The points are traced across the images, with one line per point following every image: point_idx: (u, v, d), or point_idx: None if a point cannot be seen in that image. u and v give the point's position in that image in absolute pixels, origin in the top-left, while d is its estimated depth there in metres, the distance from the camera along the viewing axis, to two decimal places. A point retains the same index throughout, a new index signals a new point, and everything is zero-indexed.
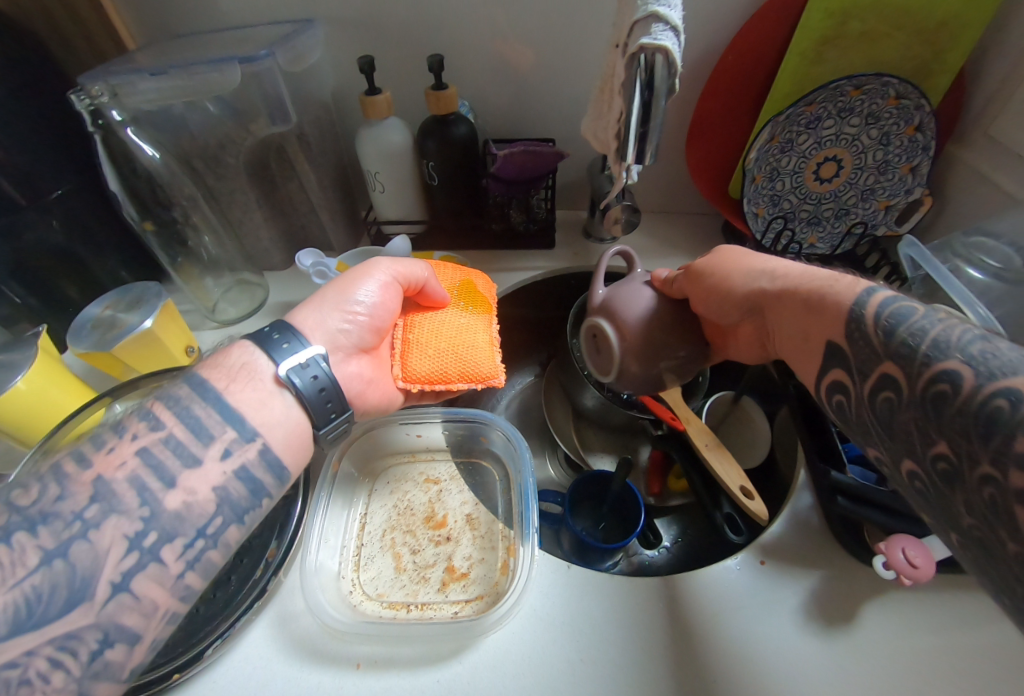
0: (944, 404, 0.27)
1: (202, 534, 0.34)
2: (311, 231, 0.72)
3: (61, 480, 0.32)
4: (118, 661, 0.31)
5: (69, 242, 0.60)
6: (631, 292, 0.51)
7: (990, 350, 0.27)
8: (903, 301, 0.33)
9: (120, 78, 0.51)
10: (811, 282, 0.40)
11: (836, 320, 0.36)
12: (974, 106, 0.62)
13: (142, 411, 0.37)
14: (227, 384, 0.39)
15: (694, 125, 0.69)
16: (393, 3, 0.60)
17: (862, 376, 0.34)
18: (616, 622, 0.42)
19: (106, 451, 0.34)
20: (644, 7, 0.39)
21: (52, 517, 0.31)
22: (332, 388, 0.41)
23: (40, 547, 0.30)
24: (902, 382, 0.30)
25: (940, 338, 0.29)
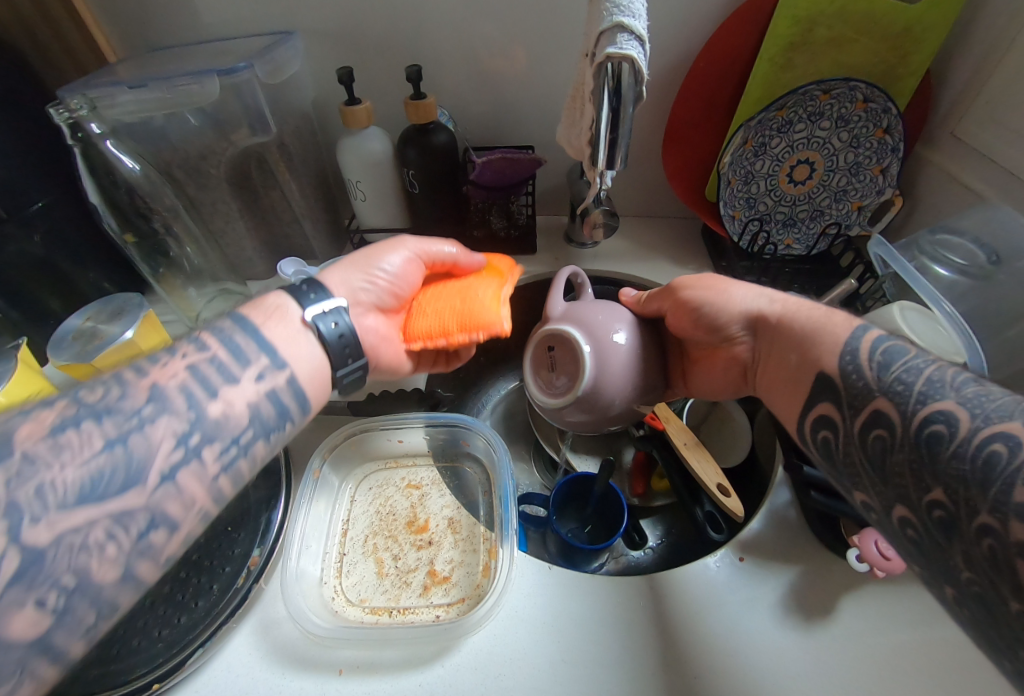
0: (940, 445, 0.28)
1: (238, 441, 0.36)
2: (293, 240, 0.73)
3: (121, 383, 0.34)
4: (161, 547, 0.31)
5: (50, 255, 0.60)
6: (597, 314, 0.47)
7: (984, 392, 0.29)
8: (896, 343, 0.35)
9: (100, 91, 0.52)
10: (806, 314, 0.42)
11: (834, 348, 0.37)
12: (940, 108, 0.64)
13: (190, 337, 0.39)
14: (266, 318, 0.41)
15: (669, 130, 0.70)
16: (370, 15, 0.62)
17: (852, 411, 0.34)
18: (597, 622, 0.43)
19: (160, 364, 0.36)
20: (609, 18, 0.40)
21: (115, 410, 0.32)
22: (351, 336, 0.43)
23: (105, 433, 0.31)
24: (895, 421, 0.31)
25: (934, 377, 0.31)
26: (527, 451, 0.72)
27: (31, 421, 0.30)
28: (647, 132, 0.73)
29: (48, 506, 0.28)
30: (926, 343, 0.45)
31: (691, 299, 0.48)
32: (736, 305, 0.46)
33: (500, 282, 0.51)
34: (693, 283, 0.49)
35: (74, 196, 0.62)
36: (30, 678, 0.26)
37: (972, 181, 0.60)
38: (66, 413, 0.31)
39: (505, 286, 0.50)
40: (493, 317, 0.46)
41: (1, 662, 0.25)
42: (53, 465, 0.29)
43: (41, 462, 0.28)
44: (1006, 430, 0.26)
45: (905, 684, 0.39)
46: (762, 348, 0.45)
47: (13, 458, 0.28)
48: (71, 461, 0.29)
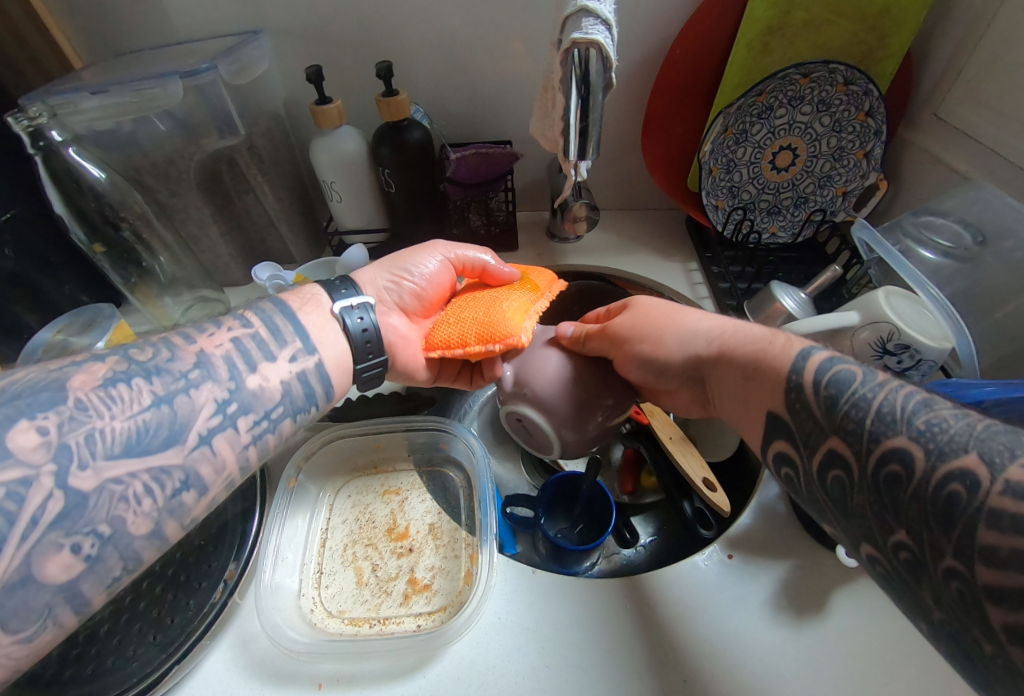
0: (898, 487, 0.26)
1: (268, 416, 0.36)
2: (271, 245, 0.72)
3: (172, 346, 0.34)
4: (188, 507, 0.32)
5: (23, 268, 0.58)
6: (539, 361, 0.48)
7: (936, 420, 0.26)
8: (841, 363, 0.32)
9: (61, 98, 0.50)
10: (745, 347, 0.38)
11: (777, 384, 0.34)
12: (923, 89, 0.63)
13: (240, 312, 0.39)
14: (305, 305, 0.42)
15: (649, 120, 0.69)
16: (337, 11, 0.60)
17: (807, 449, 0.32)
18: (582, 625, 0.41)
19: (211, 333, 0.36)
20: (575, 2, 0.39)
21: (164, 370, 0.33)
22: (375, 332, 0.43)
23: (153, 391, 0.31)
24: (850, 460, 0.29)
25: (883, 409, 0.28)
26: (514, 452, 0.70)
27: (85, 370, 0.31)
28: (627, 122, 0.72)
29: (96, 454, 0.28)
30: (914, 327, 0.43)
31: (629, 344, 0.45)
32: (673, 342, 0.43)
33: (532, 297, 0.48)
34: (628, 322, 0.46)
35: (43, 208, 0.60)
36: (54, 622, 0.27)
37: (957, 162, 0.59)
38: (120, 367, 0.32)
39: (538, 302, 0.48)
40: (512, 325, 0.44)
41: (31, 602, 0.26)
42: (104, 415, 0.29)
43: (92, 412, 0.29)
44: (961, 468, 0.24)
45: (900, 678, 0.38)
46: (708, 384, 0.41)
47: (69, 405, 0.29)
48: (121, 414, 0.30)
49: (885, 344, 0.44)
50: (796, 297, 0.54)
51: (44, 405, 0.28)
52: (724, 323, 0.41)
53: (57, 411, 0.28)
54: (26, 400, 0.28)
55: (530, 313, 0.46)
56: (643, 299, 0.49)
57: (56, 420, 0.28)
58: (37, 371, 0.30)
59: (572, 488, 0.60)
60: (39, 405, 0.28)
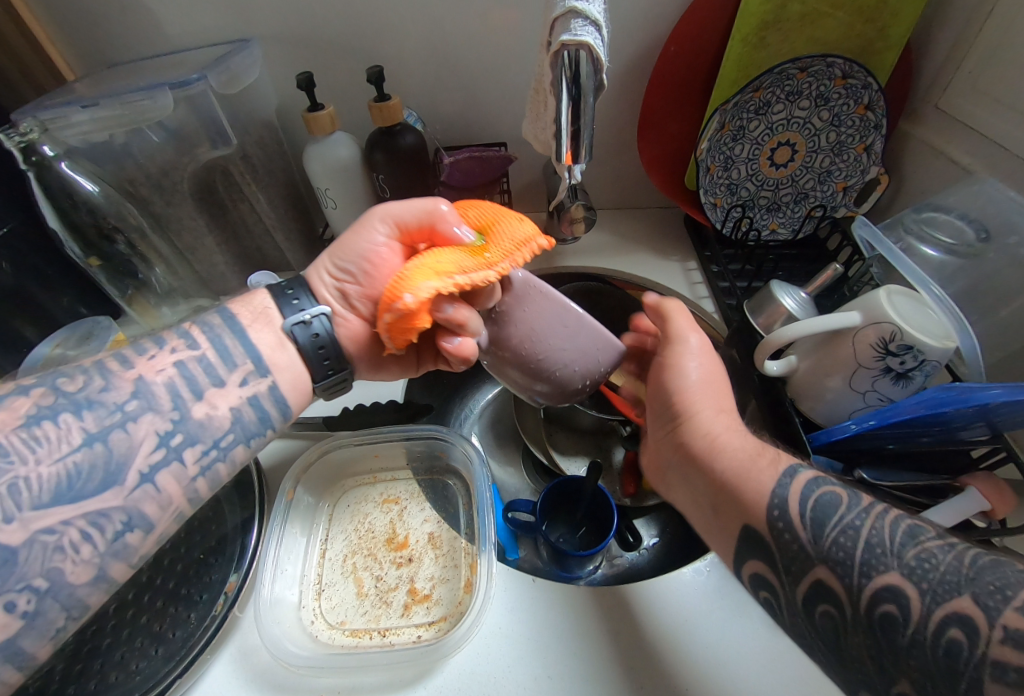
0: (895, 632, 0.28)
1: (216, 445, 0.36)
2: (267, 253, 0.71)
3: (106, 373, 0.34)
4: (134, 546, 0.33)
5: (20, 282, 0.58)
6: (531, 314, 0.40)
7: (925, 557, 0.29)
8: (825, 488, 0.34)
9: (52, 113, 0.50)
10: (733, 457, 0.37)
11: (756, 506, 0.34)
12: (923, 81, 0.62)
13: (181, 328, 0.39)
14: (254, 320, 0.41)
15: (644, 117, 0.68)
16: (327, 17, 0.60)
17: (790, 576, 0.33)
18: (586, 635, 0.41)
19: (150, 358, 0.36)
20: (564, 3, 0.39)
21: (97, 404, 0.33)
22: (330, 342, 0.41)
23: (84, 428, 0.32)
24: (840, 595, 0.30)
25: (872, 540, 0.31)
26: (515, 456, 0.70)
27: (8, 408, 0.31)
28: (622, 121, 0.71)
29: (23, 504, 0.29)
30: (917, 328, 0.42)
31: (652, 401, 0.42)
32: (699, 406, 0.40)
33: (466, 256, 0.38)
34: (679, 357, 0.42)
35: (38, 222, 0.60)
36: None
37: (958, 155, 0.58)
38: (44, 404, 0.32)
39: (467, 261, 0.37)
40: (400, 286, 0.35)
41: None
42: (29, 461, 0.30)
43: (16, 458, 0.30)
44: (958, 613, 0.27)
45: None
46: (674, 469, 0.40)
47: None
48: (49, 457, 0.30)
49: (888, 345, 0.43)
50: (797, 297, 0.54)
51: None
52: (731, 425, 0.39)
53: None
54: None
55: (441, 271, 0.36)
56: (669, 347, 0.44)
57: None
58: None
59: (573, 492, 0.60)
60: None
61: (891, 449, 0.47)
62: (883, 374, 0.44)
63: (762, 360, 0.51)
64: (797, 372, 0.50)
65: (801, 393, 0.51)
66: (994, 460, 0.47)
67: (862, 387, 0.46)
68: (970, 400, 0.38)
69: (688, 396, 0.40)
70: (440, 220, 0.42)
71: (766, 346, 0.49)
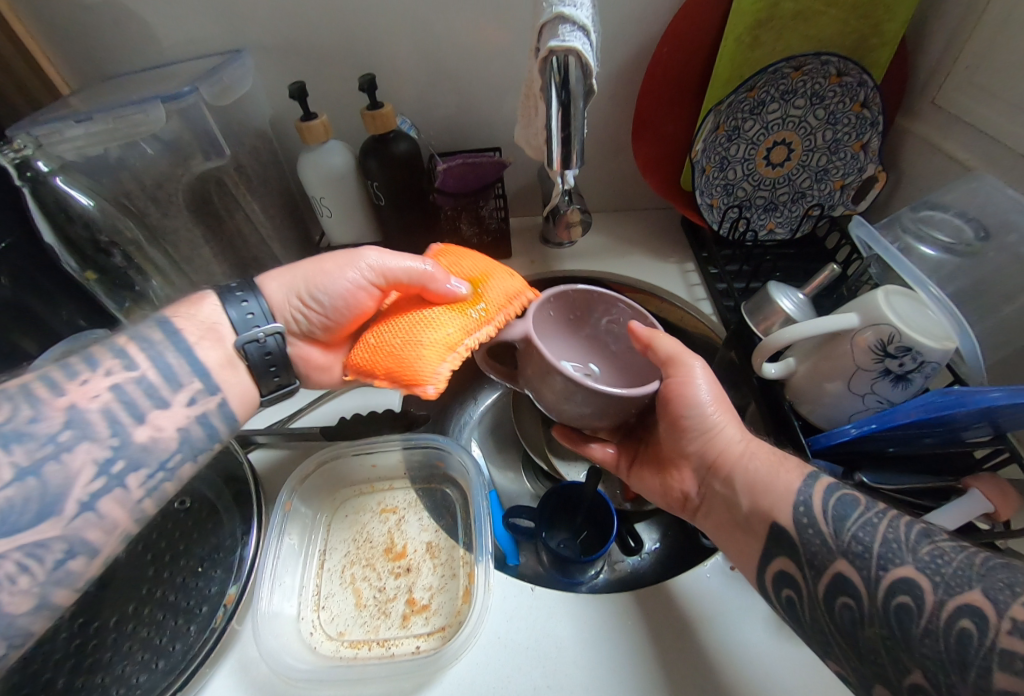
0: (909, 621, 0.31)
1: (163, 467, 0.36)
2: (264, 263, 0.71)
3: (34, 401, 0.32)
4: (78, 573, 0.32)
5: (18, 296, 0.59)
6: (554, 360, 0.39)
7: (938, 553, 0.32)
8: (843, 492, 0.38)
9: (47, 128, 0.50)
10: (759, 461, 0.42)
11: (787, 501, 0.38)
12: (919, 77, 0.62)
13: (114, 348, 0.37)
14: (202, 336, 0.39)
15: (637, 120, 0.68)
16: (319, 26, 0.60)
17: (813, 571, 0.36)
18: (587, 643, 0.41)
19: (81, 381, 0.34)
20: (550, 9, 0.38)
21: (26, 435, 0.31)
22: (276, 348, 0.41)
23: (14, 463, 0.30)
24: (859, 589, 0.33)
25: (889, 536, 0.34)
26: (515, 461, 0.70)
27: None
28: (616, 123, 0.71)
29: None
30: (915, 330, 0.41)
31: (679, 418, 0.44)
32: (714, 418, 0.44)
33: (466, 322, 0.40)
34: (694, 374, 0.43)
35: (36, 236, 0.60)
36: None
37: (956, 151, 0.58)
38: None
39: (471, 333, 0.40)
40: (423, 374, 0.37)
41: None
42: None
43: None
44: (969, 604, 0.29)
45: None
46: (704, 477, 0.44)
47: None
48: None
49: (886, 348, 0.42)
50: (794, 298, 0.53)
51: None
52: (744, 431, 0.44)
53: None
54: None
55: (452, 342, 0.38)
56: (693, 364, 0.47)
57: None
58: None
59: (574, 497, 0.59)
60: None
61: (891, 452, 0.47)
62: (882, 376, 0.44)
63: (759, 364, 0.50)
64: (796, 375, 0.50)
65: (800, 395, 0.50)
66: (999, 461, 0.46)
67: (861, 389, 0.45)
68: (973, 403, 0.37)
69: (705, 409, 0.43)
70: (429, 280, 0.42)
71: (763, 349, 0.49)
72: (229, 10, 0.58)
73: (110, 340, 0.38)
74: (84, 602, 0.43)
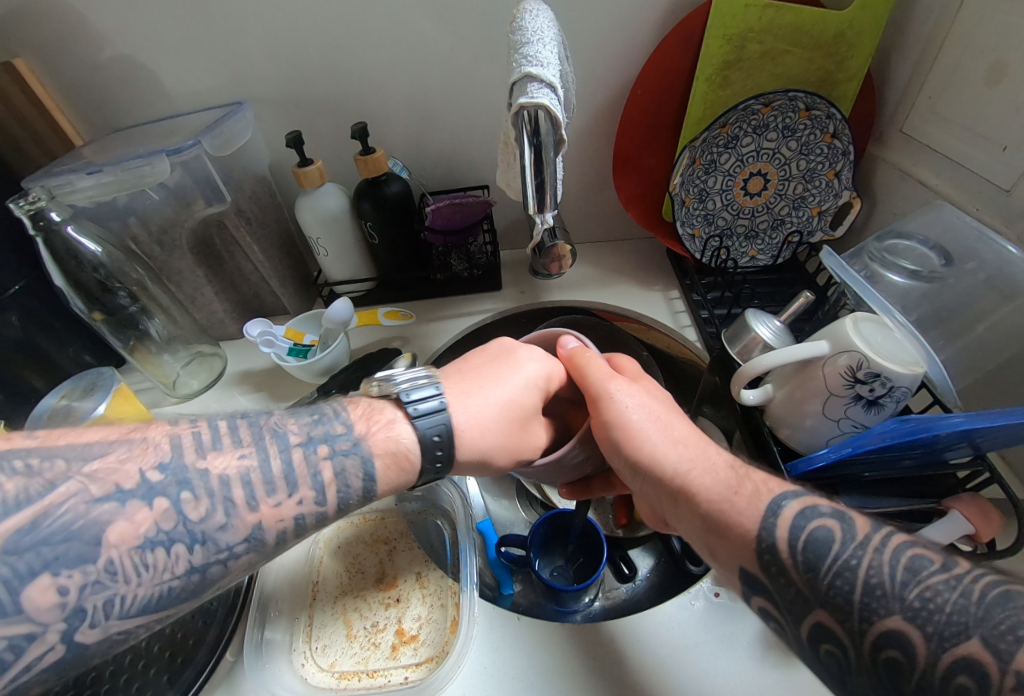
0: (900, 678, 0.27)
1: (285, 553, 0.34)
2: (264, 299, 0.74)
3: (228, 506, 0.31)
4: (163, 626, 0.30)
5: (29, 336, 0.61)
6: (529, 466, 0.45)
7: (930, 596, 0.27)
8: (817, 522, 0.32)
9: (59, 181, 0.54)
10: (706, 494, 0.36)
11: (745, 549, 0.33)
12: (887, 108, 0.65)
13: (279, 446, 0.34)
14: (373, 423, 0.37)
15: (619, 156, 0.71)
16: (315, 78, 0.64)
17: (791, 615, 0.32)
18: (567, 671, 0.42)
19: (320, 489, 0.34)
20: (519, 70, 0.41)
21: (210, 540, 0.30)
22: (448, 435, 0.38)
23: (190, 560, 0.29)
24: (842, 638, 0.29)
25: (871, 580, 0.29)
26: (509, 488, 0.71)
27: (127, 517, 0.28)
28: (599, 159, 0.74)
29: (113, 618, 0.27)
30: (883, 356, 0.43)
31: (615, 446, 0.42)
32: (647, 446, 0.40)
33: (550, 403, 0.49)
34: (617, 402, 0.42)
35: (46, 279, 0.63)
36: None
37: (926, 176, 0.59)
38: (167, 524, 0.29)
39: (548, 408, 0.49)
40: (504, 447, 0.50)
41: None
42: (131, 580, 0.27)
43: (120, 575, 0.27)
44: (967, 659, 0.25)
45: None
46: (662, 509, 0.40)
47: (99, 565, 0.27)
48: (147, 580, 0.28)
49: (856, 373, 0.44)
50: (772, 325, 0.55)
51: (70, 561, 0.26)
52: (694, 453, 0.39)
53: (84, 571, 0.26)
54: (52, 548, 0.26)
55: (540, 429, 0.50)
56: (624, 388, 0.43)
57: (80, 579, 0.26)
58: (79, 494, 0.27)
59: (564, 523, 0.60)
60: (67, 560, 0.26)
61: (869, 477, 0.47)
62: (854, 400, 0.45)
63: (738, 390, 0.52)
64: (774, 400, 0.51)
65: (779, 421, 0.51)
66: (980, 482, 0.47)
67: (836, 414, 0.47)
68: (943, 428, 0.38)
69: (634, 438, 0.40)
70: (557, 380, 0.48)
71: (741, 377, 0.50)
72: (232, 68, 0.62)
73: (283, 424, 0.35)
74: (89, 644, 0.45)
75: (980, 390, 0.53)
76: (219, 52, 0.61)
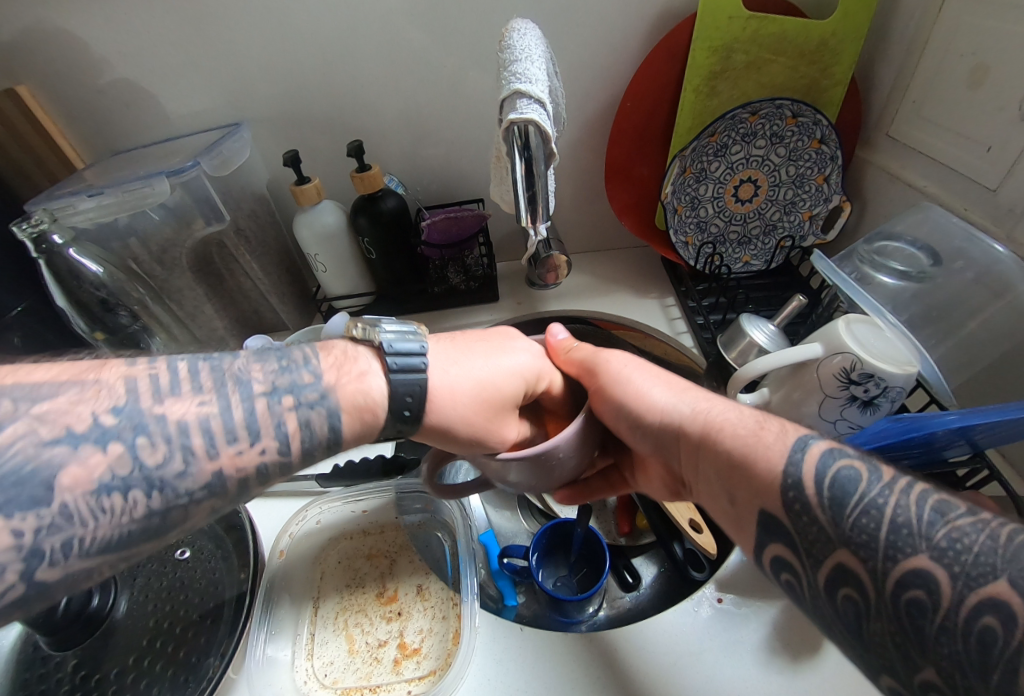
0: (924, 618, 0.24)
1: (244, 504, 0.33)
2: (264, 315, 0.75)
3: (188, 452, 0.29)
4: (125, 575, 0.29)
5: (32, 357, 0.62)
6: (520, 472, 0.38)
7: (957, 537, 0.25)
8: (842, 463, 0.30)
9: (62, 203, 0.55)
10: (732, 431, 0.36)
11: (770, 485, 0.32)
12: (874, 112, 0.66)
13: (241, 393, 0.32)
14: (333, 368, 0.35)
15: (610, 168, 0.72)
16: (311, 100, 0.65)
17: (811, 560, 0.30)
18: (571, 685, 0.41)
19: (283, 439, 0.32)
20: (508, 86, 0.42)
21: (169, 486, 0.28)
22: (421, 395, 0.36)
23: (151, 504, 0.28)
24: (864, 581, 0.27)
25: (897, 520, 0.27)
26: (509, 499, 0.70)
27: (80, 461, 0.26)
28: (591, 168, 0.75)
29: (74, 559, 0.25)
30: (876, 357, 0.43)
31: (621, 405, 0.41)
32: (655, 400, 0.40)
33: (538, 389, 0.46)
34: (617, 366, 0.44)
35: (47, 299, 0.64)
36: None
37: (914, 179, 0.60)
38: (124, 469, 0.27)
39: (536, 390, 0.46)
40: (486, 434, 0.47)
41: None
42: (89, 523, 0.26)
43: (76, 519, 0.25)
44: (993, 599, 0.23)
45: None
46: (680, 460, 0.39)
47: (53, 509, 0.25)
48: (106, 523, 0.26)
49: (850, 374, 0.44)
50: (766, 329, 0.55)
51: (22, 504, 0.24)
52: (708, 399, 0.40)
53: (38, 515, 0.24)
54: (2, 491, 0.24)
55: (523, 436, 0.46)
56: (614, 357, 0.45)
57: (36, 523, 0.24)
58: (27, 436, 0.25)
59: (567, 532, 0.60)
60: (18, 503, 0.24)
61: None
62: (849, 401, 0.46)
63: (735, 394, 0.52)
64: (771, 403, 0.51)
65: None
66: (980, 479, 0.47)
67: (832, 415, 0.48)
68: (934, 426, 0.39)
69: (641, 395, 0.41)
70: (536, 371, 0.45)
71: (738, 381, 0.51)
72: (230, 90, 0.64)
73: (243, 366, 0.33)
74: (85, 654, 0.46)
75: (976, 389, 0.54)
76: (217, 76, 0.63)
